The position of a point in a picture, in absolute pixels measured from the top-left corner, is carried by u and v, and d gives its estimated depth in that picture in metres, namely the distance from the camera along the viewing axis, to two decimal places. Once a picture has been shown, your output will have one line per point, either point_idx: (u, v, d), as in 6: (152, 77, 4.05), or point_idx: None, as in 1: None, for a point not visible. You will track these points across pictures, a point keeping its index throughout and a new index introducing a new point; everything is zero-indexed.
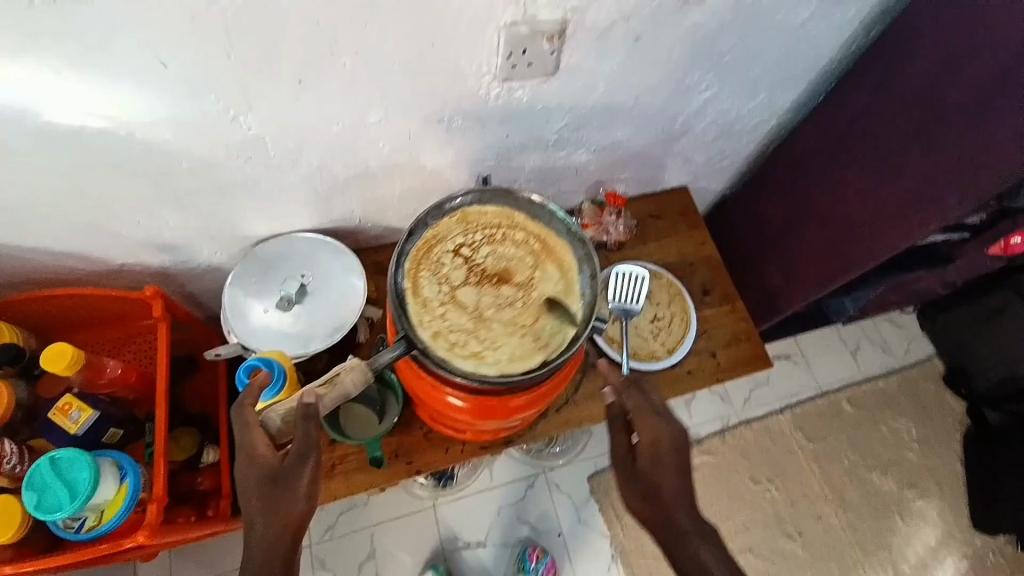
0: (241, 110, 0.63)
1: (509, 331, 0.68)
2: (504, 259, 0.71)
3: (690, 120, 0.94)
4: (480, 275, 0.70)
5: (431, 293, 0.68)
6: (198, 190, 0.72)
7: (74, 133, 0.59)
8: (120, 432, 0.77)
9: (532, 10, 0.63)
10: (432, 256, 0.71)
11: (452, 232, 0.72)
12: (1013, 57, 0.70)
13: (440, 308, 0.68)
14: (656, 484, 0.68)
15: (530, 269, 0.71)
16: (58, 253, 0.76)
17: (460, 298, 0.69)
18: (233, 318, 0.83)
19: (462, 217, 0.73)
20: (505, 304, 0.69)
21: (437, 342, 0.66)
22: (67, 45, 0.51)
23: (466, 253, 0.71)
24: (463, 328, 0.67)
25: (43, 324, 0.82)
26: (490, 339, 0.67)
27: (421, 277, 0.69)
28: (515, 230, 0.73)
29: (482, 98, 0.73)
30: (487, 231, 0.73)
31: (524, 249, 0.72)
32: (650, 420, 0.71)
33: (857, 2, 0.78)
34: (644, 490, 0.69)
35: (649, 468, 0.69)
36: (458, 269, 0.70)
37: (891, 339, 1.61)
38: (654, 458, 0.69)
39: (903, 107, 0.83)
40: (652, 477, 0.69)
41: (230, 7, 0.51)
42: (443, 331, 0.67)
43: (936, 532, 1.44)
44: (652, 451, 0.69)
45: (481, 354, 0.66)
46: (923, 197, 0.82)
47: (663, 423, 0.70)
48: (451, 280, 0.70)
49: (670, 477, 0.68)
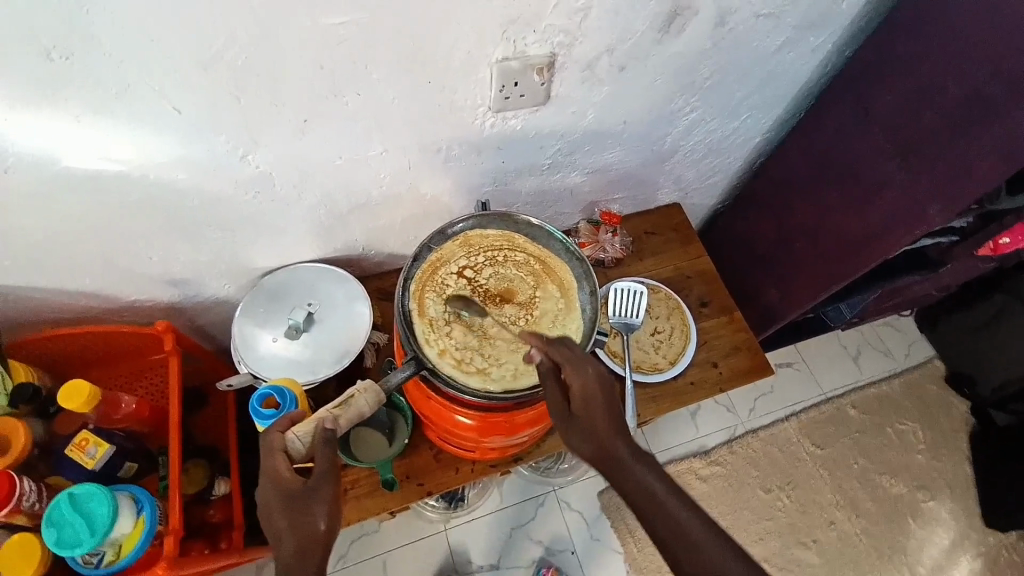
0: (250, 149, 0.66)
1: (513, 348, 0.70)
2: (506, 279, 0.74)
3: (677, 141, 0.97)
4: (483, 295, 0.73)
5: (437, 313, 0.71)
6: (209, 224, 0.75)
7: (92, 176, 0.62)
8: (135, 466, 0.80)
9: (522, 46, 0.67)
10: (437, 277, 0.73)
11: (456, 255, 0.75)
12: (985, 77, 0.71)
13: (446, 327, 0.70)
14: (594, 430, 0.61)
15: (531, 289, 0.74)
16: (73, 292, 0.79)
17: (465, 318, 0.71)
18: (243, 348, 0.85)
19: (465, 240, 0.76)
20: (508, 322, 0.72)
21: (443, 359, 0.68)
22: (87, 96, 0.54)
23: (469, 274, 0.74)
24: (468, 346, 0.70)
25: (58, 361, 0.84)
26: (494, 356, 0.69)
27: (427, 298, 0.72)
28: (516, 252, 0.76)
29: (478, 129, 0.77)
30: (489, 252, 0.75)
31: (526, 269, 0.75)
32: (580, 365, 0.63)
33: (829, 25, 0.82)
34: (585, 436, 0.61)
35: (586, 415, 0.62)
36: (462, 289, 0.73)
37: (891, 344, 1.63)
38: (588, 402, 0.62)
39: (884, 120, 0.84)
40: (590, 422, 0.61)
41: (241, 56, 0.55)
42: (449, 349, 0.69)
43: (952, 535, 1.43)
44: (583, 395, 0.62)
45: (486, 371, 0.69)
46: (909, 208, 0.85)
47: (589, 369, 0.63)
48: (456, 299, 0.72)
49: (604, 419, 0.61)
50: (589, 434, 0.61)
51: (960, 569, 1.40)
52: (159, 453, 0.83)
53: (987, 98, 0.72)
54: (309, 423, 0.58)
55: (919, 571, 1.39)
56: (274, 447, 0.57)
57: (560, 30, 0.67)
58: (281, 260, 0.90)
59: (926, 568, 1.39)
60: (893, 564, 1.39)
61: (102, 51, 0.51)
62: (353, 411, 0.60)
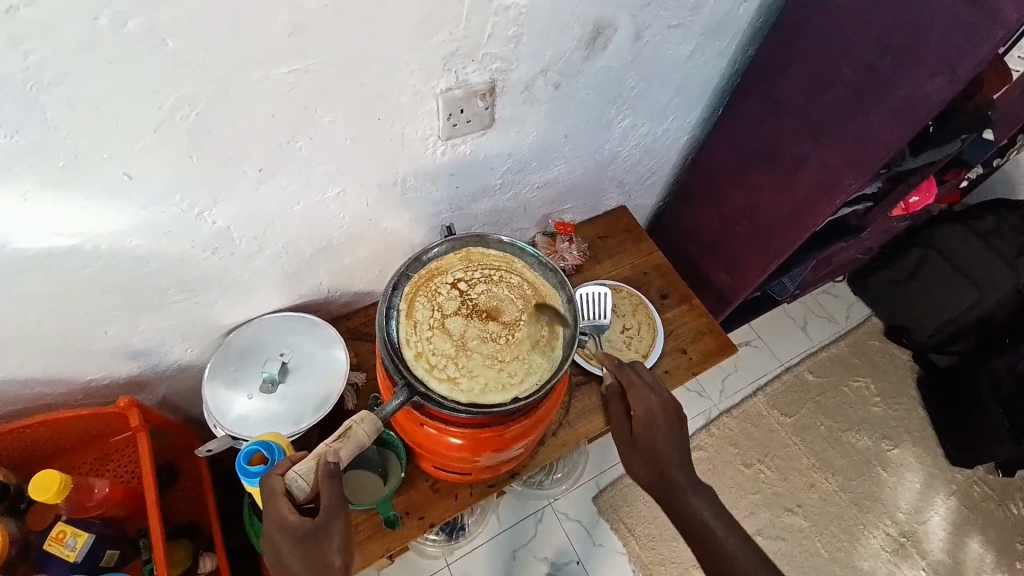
0: (206, 206, 0.67)
1: (488, 364, 0.71)
2: (497, 297, 0.76)
3: (615, 148, 1.04)
4: (472, 309, 0.75)
5: (424, 317, 0.73)
6: (170, 289, 0.75)
7: (44, 255, 0.62)
8: (116, 553, 0.79)
9: (464, 76, 0.71)
10: (432, 285, 0.76)
11: (454, 267, 0.78)
12: (875, 55, 0.81)
13: (429, 333, 0.72)
14: (654, 450, 0.74)
15: (518, 311, 0.75)
16: (27, 379, 0.76)
17: (449, 326, 0.73)
18: (216, 411, 0.81)
19: (466, 255, 0.79)
20: (490, 339, 0.73)
21: (418, 363, 0.70)
22: (33, 174, 0.55)
23: (463, 286, 0.76)
24: (445, 356, 0.71)
25: (22, 459, 0.81)
26: (467, 368, 0.71)
27: (417, 301, 0.75)
28: (512, 274, 0.78)
29: (430, 158, 0.79)
30: (487, 269, 0.78)
31: (516, 292, 0.77)
32: (643, 394, 0.76)
33: (729, 32, 0.92)
34: (644, 457, 0.74)
35: (646, 436, 0.74)
36: (453, 299, 0.75)
37: (833, 309, 1.76)
38: (648, 423, 0.74)
39: (793, 106, 0.94)
40: (649, 442, 0.74)
41: (190, 114, 0.57)
42: (426, 356, 0.71)
43: (919, 476, 1.53)
44: (644, 418, 0.75)
45: (456, 380, 0.70)
46: (826, 179, 0.94)
47: (650, 396, 0.75)
48: (444, 307, 0.74)
49: (664, 442, 0.74)
50: (648, 454, 0.74)
51: (933, 507, 1.50)
52: (139, 535, 0.84)
53: (879, 74, 0.81)
54: (310, 459, 0.56)
55: (896, 515, 1.47)
56: (276, 490, 0.55)
57: (497, 57, 0.71)
58: (245, 314, 0.88)
59: (902, 511, 1.48)
60: (873, 513, 1.47)
61: (54, 129, 0.52)
62: (354, 442, 0.58)
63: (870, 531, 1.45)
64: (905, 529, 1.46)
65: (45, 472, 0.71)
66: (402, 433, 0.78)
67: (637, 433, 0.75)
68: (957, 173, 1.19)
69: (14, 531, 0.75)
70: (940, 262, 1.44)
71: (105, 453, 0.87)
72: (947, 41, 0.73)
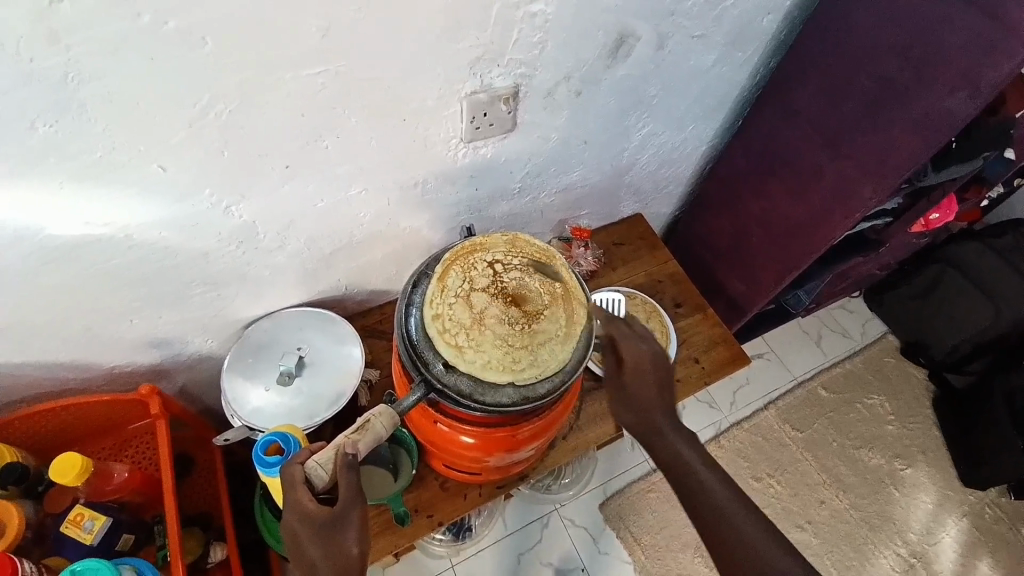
0: (233, 201, 0.69)
1: (497, 345, 0.67)
2: (530, 284, 0.69)
3: (634, 155, 1.04)
4: (500, 289, 0.68)
5: (453, 285, 0.70)
6: (192, 282, 0.77)
7: (74, 244, 0.64)
8: (132, 538, 0.81)
9: (488, 80, 0.72)
10: (470, 258, 0.72)
11: (496, 247, 0.73)
12: (895, 68, 0.80)
13: (452, 301, 0.69)
14: (641, 399, 0.71)
15: (545, 305, 0.68)
16: (52, 365, 0.78)
17: (472, 299, 0.68)
18: (234, 402, 0.83)
19: (511, 240, 0.74)
20: (508, 323, 0.66)
21: (432, 324, 0.68)
22: (72, 165, 0.57)
23: (499, 266, 0.70)
24: (460, 326, 0.68)
25: (43, 443, 0.83)
26: (477, 342, 0.66)
27: (451, 269, 0.71)
28: (551, 270, 0.72)
29: (452, 160, 0.81)
30: (527, 256, 0.72)
31: (550, 285, 0.69)
32: (635, 342, 0.71)
33: (751, 43, 0.92)
34: (631, 405, 0.71)
35: (633, 384, 0.71)
36: (486, 275, 0.69)
37: (847, 324, 1.74)
38: (636, 373, 0.71)
39: (813, 119, 0.94)
40: (636, 392, 0.71)
41: (224, 110, 0.59)
42: (442, 322, 0.68)
43: (932, 496, 1.51)
44: (634, 368, 0.71)
45: (464, 351, 0.67)
46: (845, 192, 0.94)
47: (643, 345, 0.71)
48: (473, 279, 0.69)
49: (653, 393, 0.71)
50: (635, 401, 0.71)
51: (946, 528, 1.47)
52: (154, 521, 0.85)
53: (899, 86, 0.81)
54: (330, 449, 0.57)
55: (908, 535, 1.45)
56: (295, 479, 0.56)
57: (521, 62, 0.72)
58: (264, 309, 0.90)
59: (915, 531, 1.46)
60: (884, 532, 1.45)
61: (91, 122, 0.54)
62: (372, 435, 0.59)
63: (881, 550, 1.42)
64: (917, 550, 1.43)
65: (65, 456, 0.73)
66: (416, 430, 0.79)
67: (625, 380, 0.72)
68: (978, 190, 1.18)
69: (32, 514, 0.77)
70: (957, 279, 1.42)
71: (122, 440, 0.89)
72: (968, 52, 0.72)
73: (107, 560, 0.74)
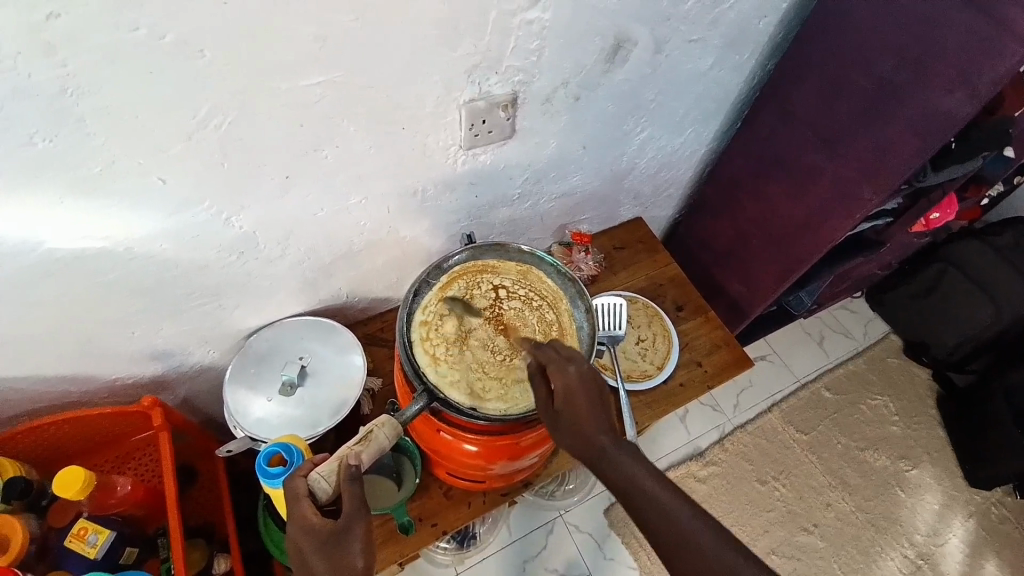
0: (233, 212, 0.69)
1: (472, 367, 0.73)
2: (522, 320, 0.76)
3: (632, 159, 1.04)
4: (494, 317, 0.76)
5: (451, 299, 0.77)
6: (192, 293, 0.77)
7: (74, 256, 0.64)
8: (135, 551, 0.80)
9: (486, 87, 0.72)
10: (477, 277, 0.79)
11: (506, 274, 0.80)
12: (891, 66, 0.81)
13: (444, 313, 0.76)
14: (577, 424, 0.62)
15: (533, 343, 0.75)
16: (53, 378, 0.78)
17: (465, 317, 0.75)
18: (236, 412, 0.83)
19: (522, 270, 0.80)
20: (489, 350, 0.74)
21: (418, 327, 0.74)
22: (74, 178, 0.57)
23: (502, 294, 0.78)
24: (444, 338, 0.74)
25: (44, 456, 0.83)
26: (455, 357, 0.73)
27: (455, 282, 0.78)
28: (550, 310, 0.78)
29: (452, 167, 0.81)
30: (533, 293, 0.79)
31: (544, 326, 0.76)
32: (561, 365, 0.63)
33: (747, 47, 0.93)
34: (570, 433, 0.62)
35: (567, 411, 0.63)
36: (487, 298, 0.77)
37: (850, 325, 1.74)
38: (567, 398, 0.62)
39: (812, 120, 0.94)
40: (573, 420, 0.62)
41: (223, 121, 0.59)
42: (430, 331, 0.74)
43: (938, 496, 1.50)
44: (566, 395, 0.62)
45: (440, 360, 0.72)
46: (845, 193, 0.94)
47: (570, 367, 0.63)
48: (472, 299, 0.77)
49: (592, 414, 0.62)
50: (572, 427, 0.62)
51: (953, 529, 1.46)
52: (157, 534, 0.85)
53: (894, 84, 0.81)
54: (334, 461, 0.58)
55: (915, 537, 1.44)
56: (299, 492, 0.56)
57: (518, 69, 0.73)
58: (266, 319, 0.90)
59: (921, 532, 1.45)
60: (891, 534, 1.44)
61: (89, 134, 0.54)
62: (376, 445, 0.60)
63: (888, 552, 1.41)
64: (924, 551, 1.42)
65: (68, 470, 0.73)
66: (419, 440, 0.79)
67: (558, 410, 0.63)
68: (978, 189, 1.17)
69: (34, 528, 0.76)
70: (959, 278, 1.41)
71: (125, 452, 0.89)
72: (965, 50, 0.73)
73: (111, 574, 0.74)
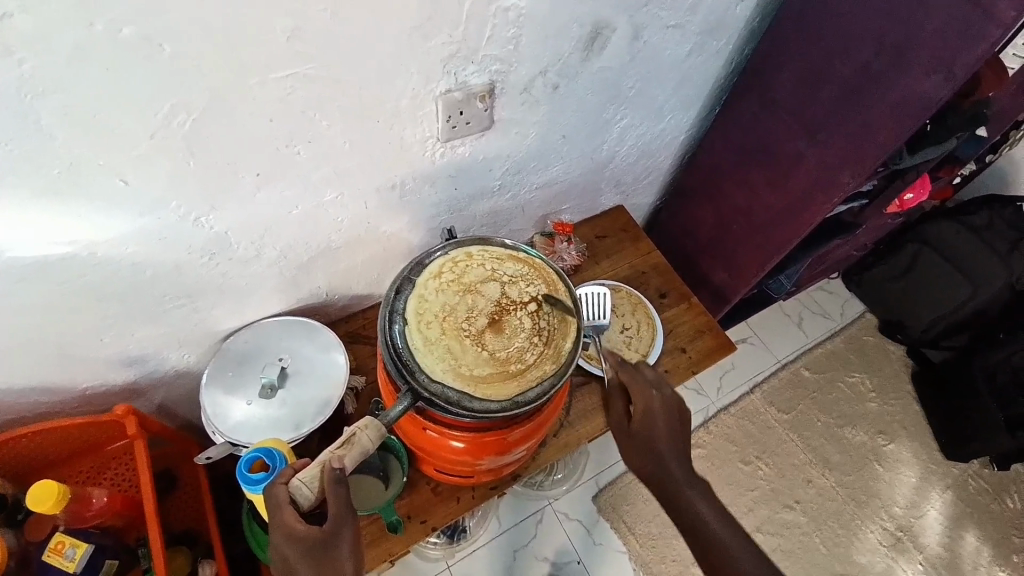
0: (203, 212, 0.66)
1: (441, 303, 0.74)
2: (511, 328, 0.73)
3: (613, 147, 1.04)
4: (501, 307, 0.74)
5: (503, 266, 0.78)
6: (165, 296, 0.74)
7: (37, 264, 0.61)
8: (116, 563, 0.78)
9: (463, 78, 0.70)
10: (529, 279, 0.77)
11: (550, 303, 0.76)
12: (870, 53, 0.81)
13: (486, 266, 0.78)
14: (651, 443, 0.72)
15: (496, 352, 0.71)
16: (22, 390, 0.75)
17: (490, 285, 0.76)
18: (215, 417, 0.80)
19: (565, 320, 0.75)
20: (468, 312, 0.73)
21: (459, 252, 0.78)
22: (31, 182, 0.54)
23: (528, 308, 0.75)
24: (460, 276, 0.76)
25: (17, 470, 0.80)
26: (447, 292, 0.75)
27: (511, 264, 0.78)
28: (534, 355, 0.72)
29: (430, 160, 0.79)
30: (547, 336, 0.73)
31: (515, 356, 0.71)
32: (646, 389, 0.74)
33: (726, 32, 0.92)
34: (643, 449, 0.73)
35: (645, 430, 0.73)
36: (520, 295, 0.76)
37: (827, 306, 1.77)
38: (647, 418, 0.73)
39: (792, 104, 0.94)
40: (651, 441, 0.72)
41: (186, 119, 0.56)
42: (463, 262, 0.77)
43: (915, 470, 1.55)
44: (645, 416, 0.73)
45: (440, 278, 0.76)
46: (824, 178, 0.94)
47: (653, 392, 0.74)
48: (512, 284, 0.76)
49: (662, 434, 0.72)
50: (645, 448, 0.72)
51: (929, 501, 1.51)
52: (138, 545, 0.83)
53: (874, 70, 0.81)
54: (315, 466, 0.56)
55: (893, 509, 1.49)
56: (280, 501, 0.55)
57: (496, 58, 0.71)
58: (243, 320, 0.87)
59: (899, 504, 1.49)
60: (870, 507, 1.48)
61: (49, 137, 0.51)
62: (359, 448, 0.58)
63: (868, 525, 1.46)
64: (901, 524, 1.47)
65: (41, 484, 0.70)
66: (405, 438, 0.78)
67: (635, 429, 0.74)
68: (950, 170, 1.19)
69: (11, 545, 0.74)
70: (933, 258, 1.44)
71: (102, 461, 0.87)
72: (941, 38, 0.73)
73: None
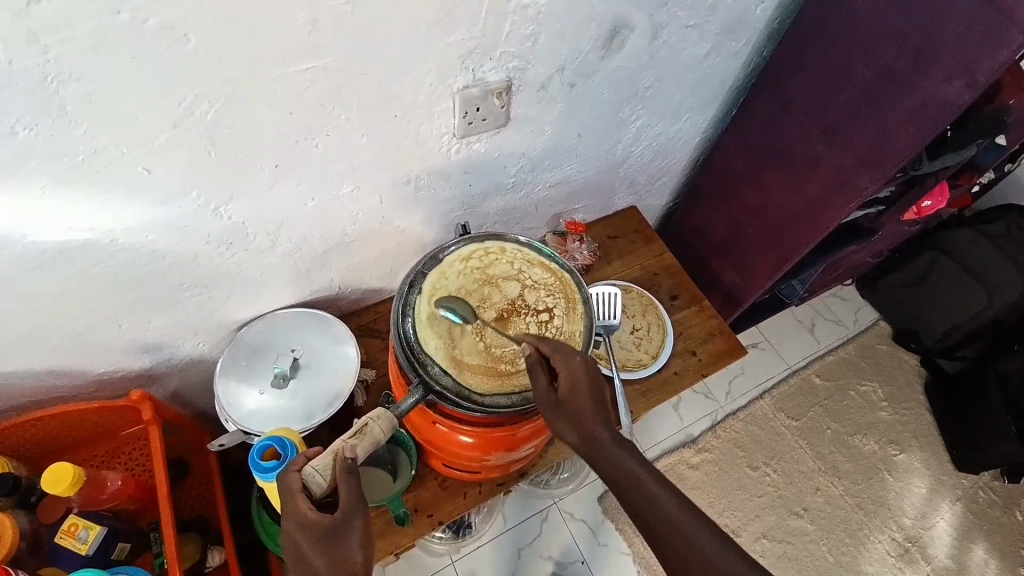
0: (222, 203, 0.67)
1: (458, 284, 0.76)
2: (516, 329, 0.73)
3: (628, 147, 1.03)
4: (515, 307, 0.75)
5: (530, 269, 0.78)
6: (182, 285, 0.75)
7: (59, 250, 0.62)
8: (127, 547, 0.80)
9: (481, 74, 0.71)
10: (551, 290, 0.77)
11: (561, 318, 0.75)
12: (892, 56, 0.80)
13: (513, 264, 0.78)
14: (578, 413, 0.64)
15: (494, 347, 0.72)
16: (40, 373, 0.77)
17: (512, 285, 0.77)
18: (228, 406, 0.81)
19: (573, 338, 0.73)
20: (481, 300, 0.75)
21: (490, 245, 0.79)
22: (54, 167, 0.55)
23: (540, 317, 0.75)
24: (485, 268, 0.77)
25: (33, 452, 0.82)
26: (468, 276, 0.76)
27: (538, 271, 0.78)
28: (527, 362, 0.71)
29: (445, 156, 0.79)
30: None
31: (511, 357, 0.71)
32: (568, 354, 0.66)
33: (745, 33, 0.91)
34: (573, 421, 0.64)
35: (570, 399, 0.65)
36: (536, 302, 0.76)
37: (841, 312, 1.75)
38: (573, 385, 0.65)
39: (810, 106, 0.93)
40: (576, 408, 0.64)
41: (207, 110, 0.57)
42: (491, 254, 0.79)
43: (926, 480, 1.53)
44: (570, 381, 0.65)
45: (465, 262, 0.77)
46: (841, 182, 0.94)
47: (576, 358, 0.66)
48: (532, 288, 0.77)
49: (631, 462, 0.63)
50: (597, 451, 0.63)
51: (939, 513, 1.49)
52: (150, 529, 0.84)
53: (896, 74, 0.80)
54: (328, 455, 0.58)
55: (902, 520, 1.47)
56: (293, 487, 0.56)
57: (514, 55, 0.71)
58: (257, 310, 0.88)
59: (909, 515, 1.48)
60: (880, 517, 1.47)
61: (73, 124, 0.52)
62: (371, 438, 0.60)
63: (877, 535, 1.44)
64: (911, 534, 1.45)
65: (58, 465, 0.72)
66: (414, 432, 0.79)
67: (561, 398, 0.65)
68: (970, 177, 1.17)
69: (25, 525, 0.76)
70: (950, 265, 1.42)
71: (116, 446, 0.88)
72: (966, 42, 0.72)
73: (103, 571, 0.74)
